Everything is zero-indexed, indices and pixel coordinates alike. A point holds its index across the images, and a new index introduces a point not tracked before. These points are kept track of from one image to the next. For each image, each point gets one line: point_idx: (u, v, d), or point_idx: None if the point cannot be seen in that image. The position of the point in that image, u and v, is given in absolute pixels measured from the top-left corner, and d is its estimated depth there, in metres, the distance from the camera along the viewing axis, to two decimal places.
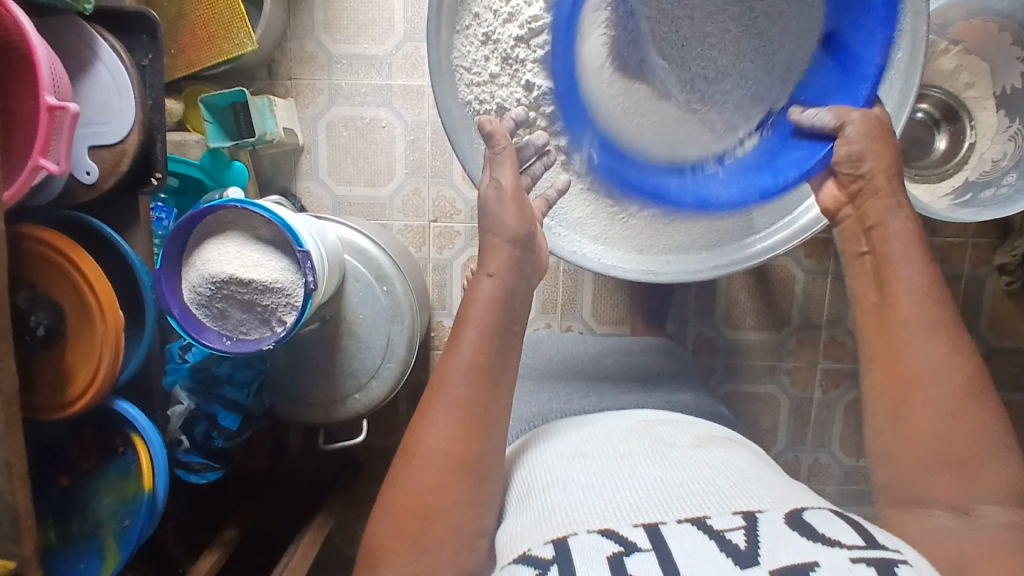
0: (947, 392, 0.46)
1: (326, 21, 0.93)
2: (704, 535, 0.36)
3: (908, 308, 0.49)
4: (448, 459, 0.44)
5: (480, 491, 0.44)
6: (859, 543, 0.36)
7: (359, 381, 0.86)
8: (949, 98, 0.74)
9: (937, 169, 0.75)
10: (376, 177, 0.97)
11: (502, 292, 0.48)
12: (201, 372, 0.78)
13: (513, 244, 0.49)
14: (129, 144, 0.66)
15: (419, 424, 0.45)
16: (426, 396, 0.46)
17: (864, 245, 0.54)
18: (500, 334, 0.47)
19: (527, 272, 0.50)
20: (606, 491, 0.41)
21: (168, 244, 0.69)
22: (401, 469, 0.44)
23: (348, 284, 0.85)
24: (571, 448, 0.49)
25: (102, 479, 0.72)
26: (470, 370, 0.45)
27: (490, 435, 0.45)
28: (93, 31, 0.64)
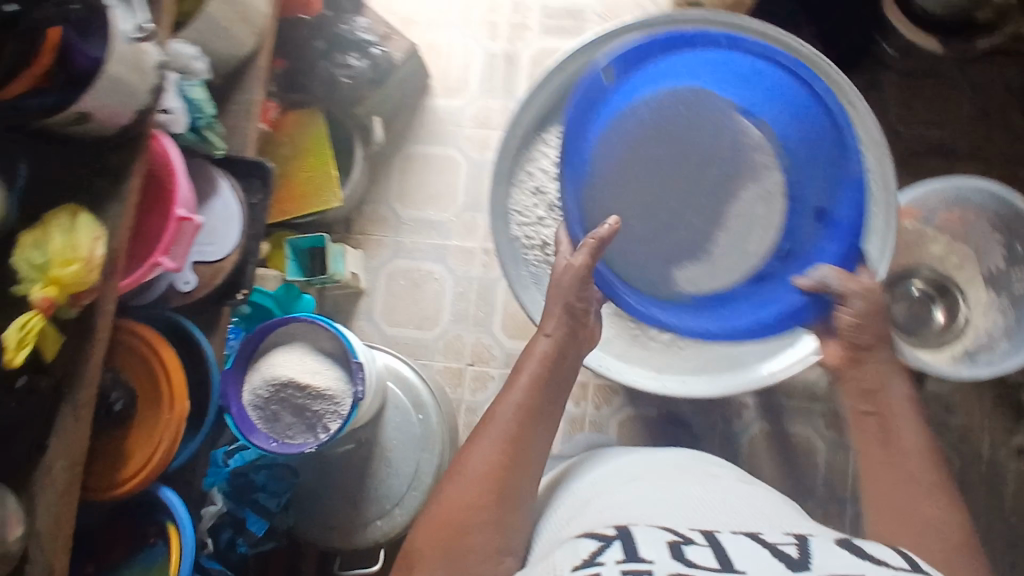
0: (940, 537, 0.56)
1: (399, 190, 1.11)
2: (760, 544, 0.44)
3: (901, 468, 0.63)
4: (488, 477, 0.56)
5: (509, 514, 0.56)
6: (902, 564, 0.43)
7: (382, 507, 0.89)
8: (941, 277, 0.85)
9: (938, 337, 0.83)
10: (423, 322, 1.08)
11: (555, 350, 0.65)
12: (239, 477, 0.82)
13: (564, 312, 0.67)
14: (226, 262, 0.78)
15: (469, 450, 0.58)
16: (478, 430, 0.60)
17: (866, 407, 0.68)
18: (543, 387, 0.63)
19: (576, 340, 0.67)
20: (656, 512, 0.52)
21: (239, 350, 0.78)
22: (447, 485, 0.57)
23: (386, 410, 0.91)
24: (622, 477, 0.60)
25: (126, 570, 0.74)
26: (517, 409, 0.60)
27: (526, 467, 0.58)
28: (217, 173, 0.80)
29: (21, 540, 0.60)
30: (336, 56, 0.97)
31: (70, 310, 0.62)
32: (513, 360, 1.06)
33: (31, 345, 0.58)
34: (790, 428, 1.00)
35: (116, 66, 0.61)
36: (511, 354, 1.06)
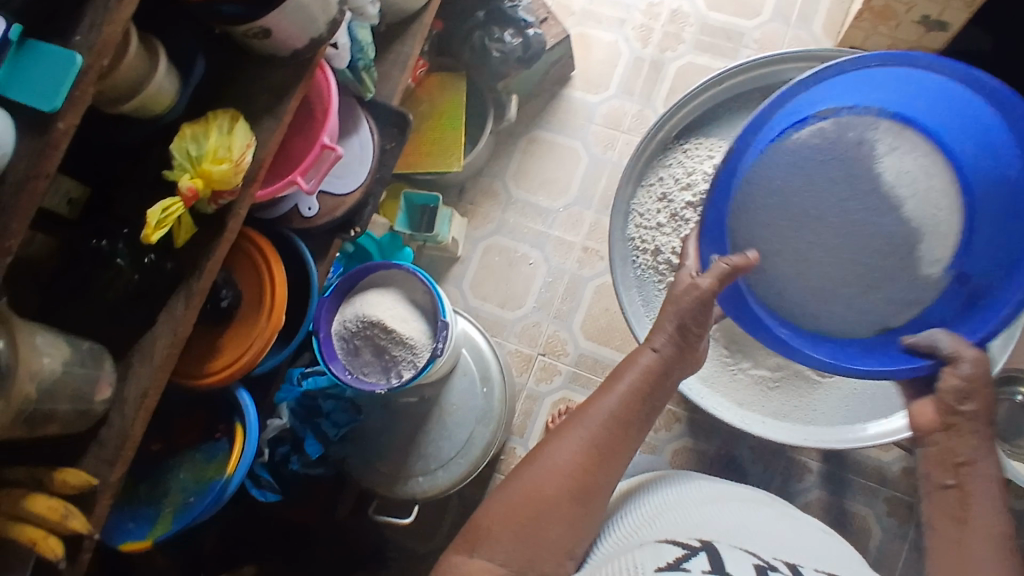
0: None
1: (517, 169, 1.12)
2: None
3: (981, 544, 0.55)
4: (569, 475, 0.56)
5: (586, 516, 0.55)
6: None
7: (427, 465, 0.91)
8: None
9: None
10: (507, 301, 1.09)
11: (658, 366, 0.63)
12: (308, 399, 0.86)
13: (674, 322, 0.63)
14: (348, 199, 0.82)
15: (553, 443, 0.58)
16: (566, 423, 0.60)
17: (950, 478, 0.61)
18: (643, 401, 0.61)
19: (683, 364, 0.64)
20: (733, 539, 0.50)
21: (340, 280, 0.82)
22: (524, 471, 0.56)
23: (455, 374, 0.94)
24: (700, 498, 0.59)
25: (188, 456, 0.79)
26: (613, 415, 0.59)
27: (609, 473, 0.57)
28: (362, 114, 0.84)
29: (106, 403, 0.65)
30: (493, 29, 1.00)
31: (207, 206, 0.66)
32: (584, 361, 1.06)
33: (168, 227, 0.62)
34: (849, 504, 0.96)
35: None
36: (583, 355, 1.06)
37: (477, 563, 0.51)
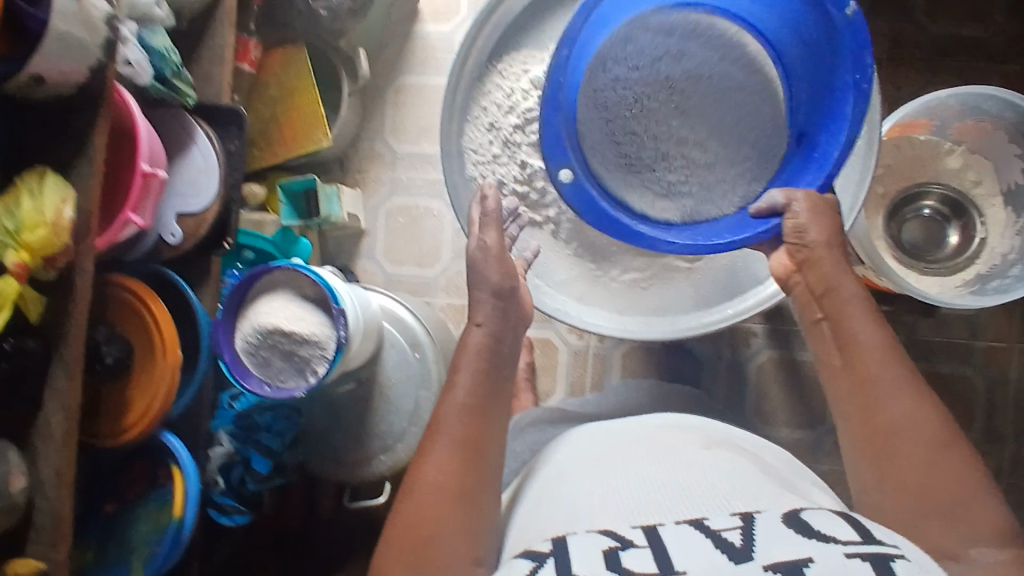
0: (922, 442, 0.50)
1: (393, 125, 1.09)
2: (700, 533, 0.38)
3: (873, 367, 0.53)
4: (444, 488, 0.49)
5: (477, 519, 0.49)
6: (855, 538, 0.36)
7: (384, 443, 0.91)
8: (955, 194, 0.77)
9: (950, 262, 0.76)
10: (424, 259, 1.07)
11: (489, 339, 0.56)
12: (243, 419, 0.86)
13: (494, 297, 0.57)
14: (208, 213, 0.79)
15: (421, 460, 0.50)
16: (426, 437, 0.52)
17: (818, 312, 0.58)
18: (491, 377, 0.54)
19: (511, 319, 0.58)
20: (614, 503, 0.45)
21: (228, 298, 0.80)
22: (402, 503, 0.49)
23: (384, 350, 0.93)
24: (583, 459, 0.53)
25: (142, 508, 0.79)
26: (467, 405, 0.52)
27: (486, 467, 0.51)
28: (193, 122, 0.79)
29: (25, 491, 0.64)
30: None
31: (47, 272, 0.63)
32: None
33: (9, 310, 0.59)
34: (800, 355, 0.97)
35: (63, 22, 0.58)
36: None
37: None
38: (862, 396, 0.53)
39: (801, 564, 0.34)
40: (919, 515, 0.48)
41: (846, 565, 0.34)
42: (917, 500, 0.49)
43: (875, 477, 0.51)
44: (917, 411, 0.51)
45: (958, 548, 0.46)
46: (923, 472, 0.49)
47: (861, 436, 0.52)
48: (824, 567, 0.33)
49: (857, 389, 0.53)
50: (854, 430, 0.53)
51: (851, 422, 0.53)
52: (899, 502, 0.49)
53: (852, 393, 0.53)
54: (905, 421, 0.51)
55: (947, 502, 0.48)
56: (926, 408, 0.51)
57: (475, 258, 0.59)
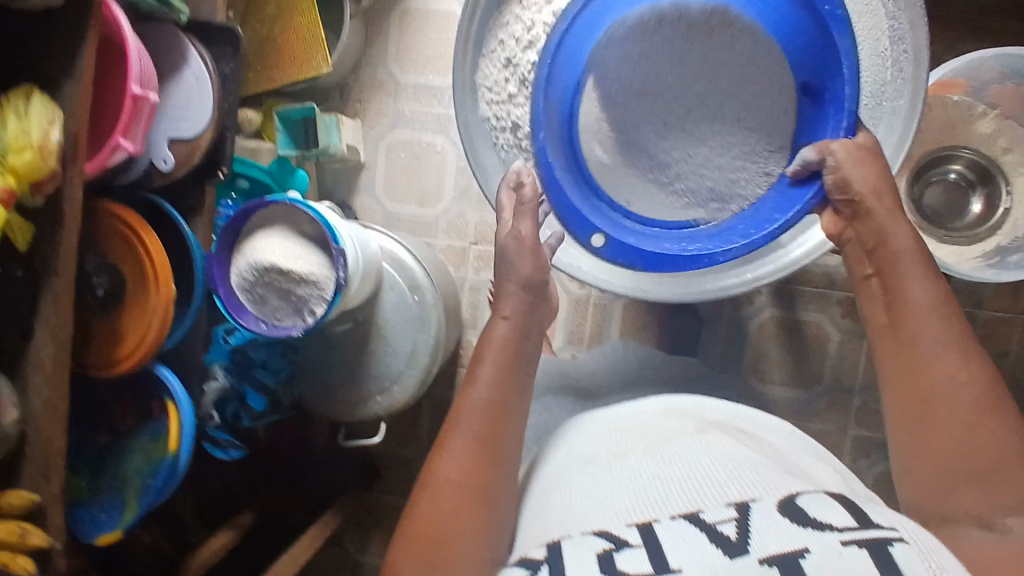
0: (962, 405, 0.47)
1: (397, 52, 1.03)
2: (694, 528, 0.35)
3: (917, 327, 0.51)
4: (462, 484, 0.48)
5: (493, 516, 0.48)
6: (851, 524, 0.34)
7: (381, 384, 0.91)
8: (984, 160, 0.75)
9: (970, 231, 0.75)
10: (425, 198, 1.04)
11: (515, 332, 0.56)
12: (238, 354, 0.85)
13: (525, 291, 0.58)
14: (202, 141, 0.74)
15: (438, 455, 0.50)
16: (445, 430, 0.52)
17: (867, 266, 0.56)
18: (512, 370, 0.54)
19: (539, 311, 0.59)
20: (607, 501, 0.41)
21: (224, 232, 0.77)
22: (420, 496, 0.49)
23: (382, 291, 0.91)
24: (584, 454, 0.49)
25: (136, 439, 0.78)
26: (486, 401, 0.52)
27: (505, 463, 0.50)
28: (185, 39, 0.74)
29: (16, 424, 0.62)
30: None
31: (33, 199, 0.59)
32: None
33: None
34: (803, 315, 0.96)
35: None
36: None
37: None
38: (908, 356, 0.51)
39: (796, 557, 0.32)
40: (961, 479, 0.46)
41: (844, 555, 0.31)
42: (953, 464, 0.47)
43: (914, 441, 0.49)
44: (964, 370, 0.48)
45: (992, 516, 0.44)
46: (967, 435, 0.47)
47: (903, 399, 0.50)
48: (820, 560, 0.31)
49: (902, 351, 0.51)
50: (895, 391, 0.51)
51: (893, 383, 0.51)
52: (939, 466, 0.47)
53: (897, 353, 0.51)
54: (951, 382, 0.48)
55: (988, 470, 0.45)
56: (976, 368, 0.48)
57: (508, 247, 0.60)
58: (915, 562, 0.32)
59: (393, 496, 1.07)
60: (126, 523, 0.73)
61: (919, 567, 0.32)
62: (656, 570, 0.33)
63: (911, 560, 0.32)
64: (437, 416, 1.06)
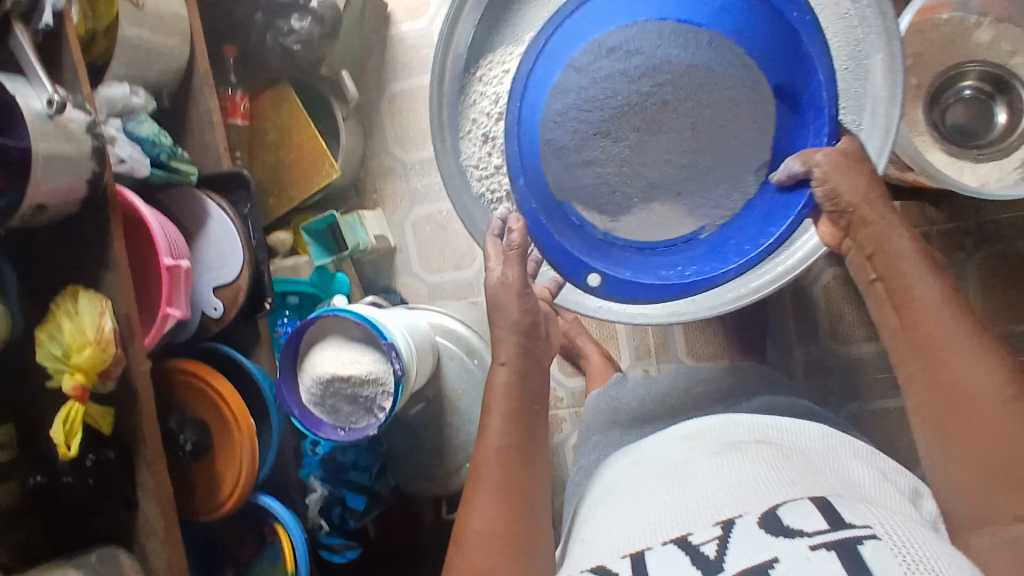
0: (992, 408, 0.47)
1: (396, 136, 1.07)
2: (684, 557, 0.36)
3: (934, 329, 0.49)
4: (494, 538, 0.49)
5: (529, 562, 0.49)
6: (822, 527, 0.34)
7: (468, 452, 0.93)
8: (995, 69, 0.71)
9: (1002, 143, 0.70)
10: (461, 261, 1.07)
11: (515, 377, 0.56)
12: (329, 461, 0.88)
13: (518, 335, 0.56)
14: (241, 282, 0.79)
15: (467, 510, 0.52)
16: (470, 482, 0.53)
17: (871, 272, 0.54)
18: (521, 416, 0.55)
19: (536, 355, 0.58)
20: (613, 537, 0.43)
21: (282, 356, 0.81)
22: (456, 554, 0.50)
23: (444, 363, 0.93)
24: (614, 494, 0.50)
25: (258, 566, 0.82)
26: (502, 451, 0.53)
27: (530, 508, 0.52)
28: (202, 195, 0.80)
29: None
30: (278, 22, 0.92)
31: (105, 385, 0.65)
32: None
33: (79, 432, 0.62)
34: None
35: (45, 143, 0.58)
36: None
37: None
38: (932, 363, 0.49)
39: (764, 567, 0.32)
40: (990, 484, 0.46)
41: (811, 559, 0.32)
42: (989, 470, 0.46)
43: (946, 443, 0.49)
44: (988, 375, 0.47)
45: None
46: (992, 443, 0.46)
47: (930, 404, 0.50)
48: (787, 568, 0.32)
49: (926, 357, 0.50)
50: (919, 394, 0.50)
51: (920, 388, 0.50)
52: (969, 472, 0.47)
53: (920, 359, 0.50)
54: (976, 390, 0.47)
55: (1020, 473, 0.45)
56: (999, 373, 0.47)
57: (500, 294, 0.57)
58: (885, 558, 0.31)
59: None
60: None
61: (891, 566, 0.31)
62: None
63: (881, 558, 0.31)
64: None
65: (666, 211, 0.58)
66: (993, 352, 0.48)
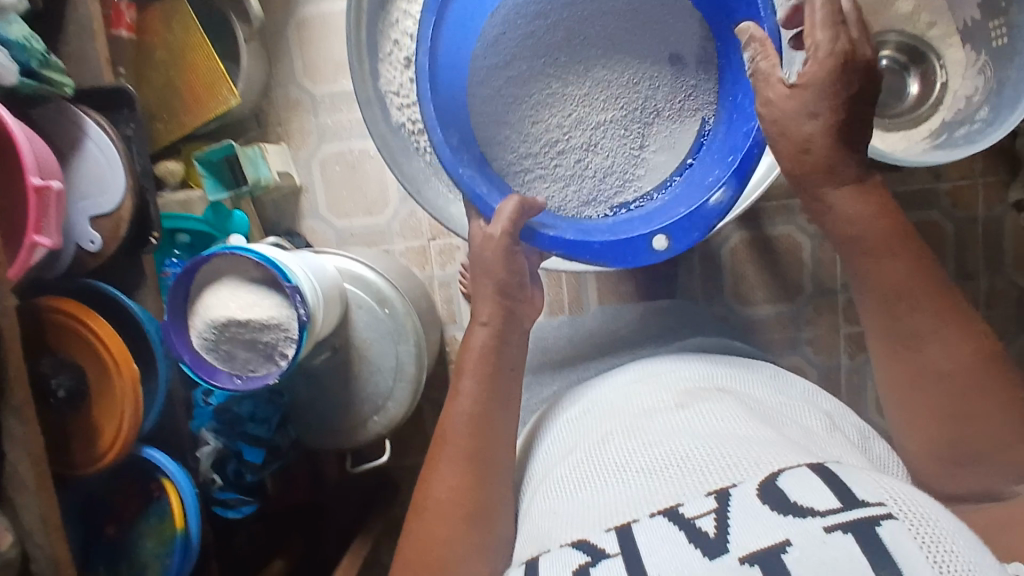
0: (962, 373, 0.50)
1: (304, 66, 0.99)
2: (673, 526, 0.34)
3: (911, 298, 0.51)
4: (459, 509, 0.44)
5: (490, 534, 0.44)
6: (835, 505, 0.32)
7: (375, 403, 0.90)
8: (907, 38, 0.71)
9: (912, 115, 0.71)
10: (373, 206, 1.02)
11: (495, 339, 0.51)
12: (224, 413, 0.83)
13: (500, 294, 0.52)
14: (123, 211, 0.70)
15: (429, 478, 0.46)
16: (433, 451, 0.48)
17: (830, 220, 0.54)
18: (493, 382, 0.49)
19: (519, 316, 0.53)
20: (582, 506, 0.40)
21: (172, 295, 0.74)
22: (413, 523, 0.45)
23: (352, 311, 0.89)
24: (573, 444, 0.46)
25: (143, 524, 0.75)
26: (467, 419, 0.47)
27: (495, 475, 0.46)
28: (78, 111, 0.69)
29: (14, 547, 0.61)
30: None
31: None
32: None
33: None
34: (772, 231, 0.95)
35: None
36: None
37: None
38: (903, 343, 0.52)
39: (777, 551, 0.30)
40: (957, 462, 0.50)
41: (826, 542, 0.30)
42: (958, 445, 0.50)
43: (915, 413, 0.52)
44: (959, 344, 0.50)
45: (1003, 487, 0.49)
46: (961, 410, 0.50)
47: (903, 375, 0.52)
48: (803, 553, 0.30)
49: (894, 333, 0.52)
50: (889, 363, 0.53)
51: (887, 361, 0.53)
52: (937, 442, 0.51)
53: (891, 337, 0.52)
54: (948, 360, 0.50)
55: (989, 452, 0.49)
56: (970, 341, 0.50)
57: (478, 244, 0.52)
58: (904, 541, 0.29)
59: None
60: None
61: (911, 549, 0.29)
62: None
63: (899, 540, 0.29)
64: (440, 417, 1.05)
65: (569, 184, 0.60)
66: (967, 324, 0.51)
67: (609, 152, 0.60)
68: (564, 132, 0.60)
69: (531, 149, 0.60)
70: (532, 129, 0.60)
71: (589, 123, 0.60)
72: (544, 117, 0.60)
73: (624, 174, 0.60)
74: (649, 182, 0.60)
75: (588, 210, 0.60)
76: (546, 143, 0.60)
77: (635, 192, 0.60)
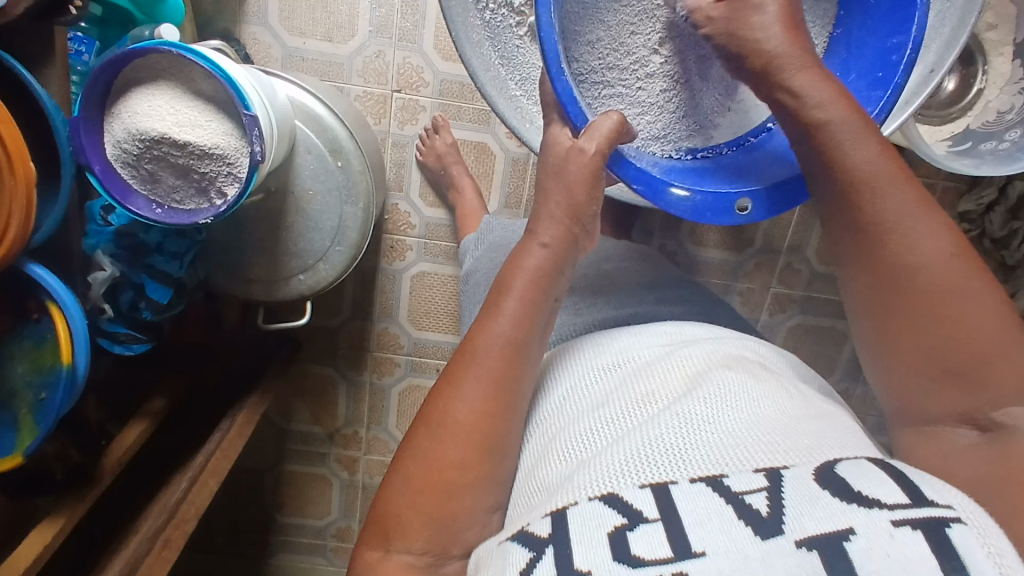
0: (938, 279, 0.45)
1: None
2: (720, 498, 0.35)
3: (883, 209, 0.46)
4: (471, 435, 0.44)
5: (498, 466, 0.45)
6: (902, 501, 0.34)
7: (305, 262, 0.81)
8: (970, 40, 0.78)
9: (942, 112, 0.80)
10: (334, 31, 0.86)
11: (549, 265, 0.48)
12: (128, 238, 0.70)
13: (561, 218, 0.49)
14: None
15: (446, 395, 0.46)
16: (453, 366, 0.47)
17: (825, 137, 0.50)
18: (540, 306, 0.48)
19: (574, 247, 0.50)
20: (606, 460, 0.40)
21: (88, 89, 0.59)
22: (423, 436, 0.45)
23: (298, 153, 0.77)
24: (591, 399, 0.48)
25: (15, 345, 0.65)
26: (504, 343, 0.46)
27: (515, 407, 0.46)
28: None
29: None
30: None
31: None
32: (448, 87, 0.90)
33: None
34: None
35: None
36: (445, 82, 0.90)
37: (396, 561, 0.43)
38: (870, 245, 0.47)
39: (840, 539, 0.32)
40: (930, 380, 0.46)
41: (894, 537, 0.32)
42: (932, 359, 0.45)
43: (892, 325, 0.47)
44: (931, 239, 0.45)
45: (980, 413, 0.44)
46: (950, 322, 0.45)
47: (868, 283, 0.47)
48: (867, 544, 0.31)
49: (856, 235, 0.47)
50: (859, 279, 0.48)
51: (852, 273, 0.48)
52: (912, 357, 0.46)
53: (853, 241, 0.48)
54: (929, 262, 0.45)
55: (972, 364, 0.44)
56: (940, 233, 0.46)
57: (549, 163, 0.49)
58: (973, 546, 0.31)
59: (319, 363, 1.04)
60: (27, 447, 0.61)
61: (978, 556, 0.31)
62: (675, 552, 0.33)
63: (968, 544, 0.31)
64: (360, 284, 0.99)
65: (646, 111, 0.60)
66: (936, 217, 0.46)
67: (695, 90, 0.61)
68: (660, 54, 0.59)
69: (620, 62, 0.59)
70: (629, 41, 0.59)
71: (688, 53, 0.59)
72: (643, 31, 0.59)
73: (701, 118, 0.62)
74: (720, 134, 0.63)
75: (657, 145, 0.61)
76: (637, 60, 0.59)
77: (705, 141, 0.63)
